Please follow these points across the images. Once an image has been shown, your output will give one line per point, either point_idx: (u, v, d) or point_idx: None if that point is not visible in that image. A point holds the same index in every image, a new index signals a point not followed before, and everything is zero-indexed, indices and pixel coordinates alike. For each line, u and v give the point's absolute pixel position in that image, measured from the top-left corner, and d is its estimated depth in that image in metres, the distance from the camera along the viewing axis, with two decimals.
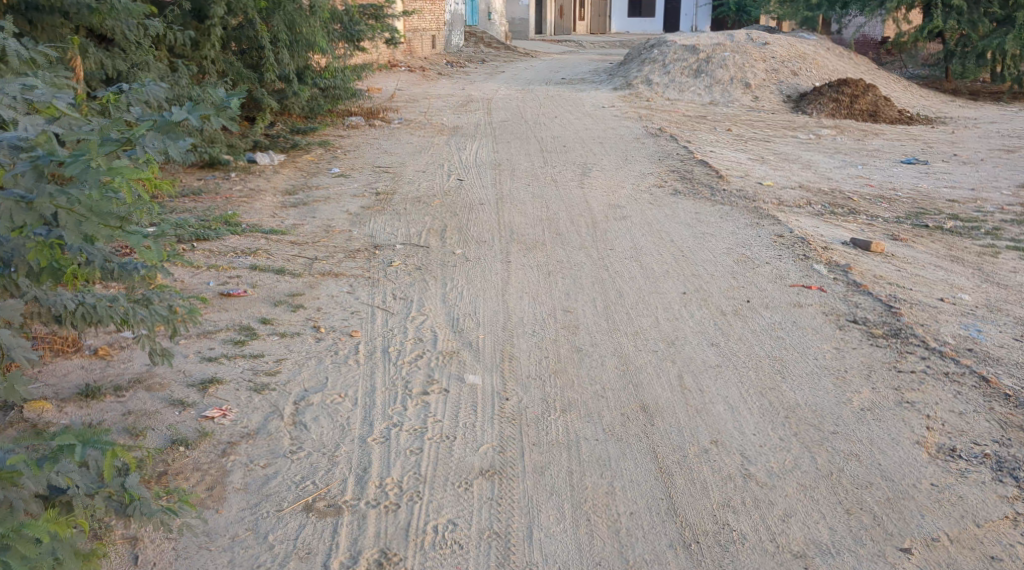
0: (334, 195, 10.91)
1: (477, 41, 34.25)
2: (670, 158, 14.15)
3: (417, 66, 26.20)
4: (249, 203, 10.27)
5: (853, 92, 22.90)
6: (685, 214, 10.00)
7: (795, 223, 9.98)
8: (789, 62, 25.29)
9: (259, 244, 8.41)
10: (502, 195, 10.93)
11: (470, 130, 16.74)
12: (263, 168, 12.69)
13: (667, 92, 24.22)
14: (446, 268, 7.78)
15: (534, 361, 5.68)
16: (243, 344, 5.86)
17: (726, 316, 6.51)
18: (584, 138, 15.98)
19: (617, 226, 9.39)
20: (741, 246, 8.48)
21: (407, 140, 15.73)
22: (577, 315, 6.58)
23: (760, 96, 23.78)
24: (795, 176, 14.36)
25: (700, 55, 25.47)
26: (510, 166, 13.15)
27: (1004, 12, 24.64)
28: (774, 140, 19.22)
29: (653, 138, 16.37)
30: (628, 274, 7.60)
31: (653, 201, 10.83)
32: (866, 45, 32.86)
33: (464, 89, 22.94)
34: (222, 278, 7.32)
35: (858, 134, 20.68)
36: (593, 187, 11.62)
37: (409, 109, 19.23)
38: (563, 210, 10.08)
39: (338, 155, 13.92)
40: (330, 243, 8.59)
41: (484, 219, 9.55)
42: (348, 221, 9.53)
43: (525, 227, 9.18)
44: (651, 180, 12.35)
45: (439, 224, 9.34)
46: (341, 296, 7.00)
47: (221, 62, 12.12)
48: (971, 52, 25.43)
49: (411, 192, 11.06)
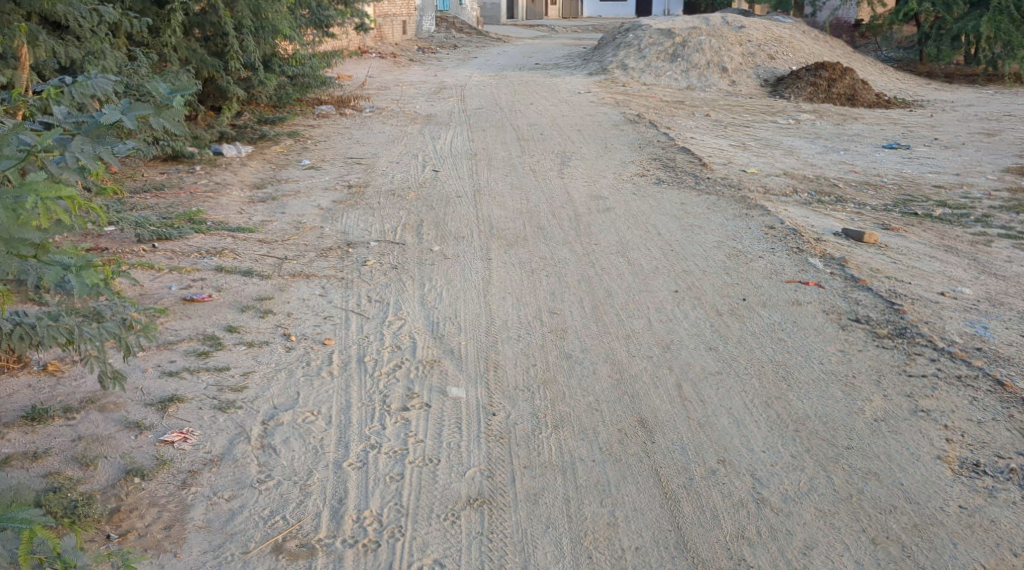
0: (304, 188, 10.45)
1: (449, 27, 33.69)
2: (650, 145, 13.79)
3: (388, 52, 25.64)
4: (215, 198, 9.78)
5: (831, 76, 22.65)
6: (670, 205, 9.65)
7: (784, 213, 9.66)
8: (766, 46, 25.00)
9: (225, 243, 7.95)
10: (480, 187, 10.52)
11: (444, 118, 16.28)
12: (230, 160, 12.19)
13: (643, 77, 23.86)
14: (424, 267, 7.37)
15: (522, 369, 5.30)
16: (206, 355, 5.42)
17: (722, 317, 6.16)
18: (562, 125, 15.59)
19: (601, 219, 9.02)
20: (731, 239, 8.14)
21: (380, 129, 15.26)
22: (564, 317, 6.21)
23: (737, 80, 23.48)
24: (778, 163, 14.06)
25: (676, 39, 25.09)
26: (487, 155, 12.74)
27: None
28: (753, 125, 18.92)
29: (632, 125, 16.00)
30: (616, 270, 7.24)
31: (637, 192, 10.47)
32: (840, 28, 32.65)
33: (436, 75, 22.44)
34: (185, 281, 6.86)
35: (837, 118, 20.43)
36: (574, 178, 11.24)
37: (381, 97, 18.74)
38: (544, 202, 9.70)
39: (308, 146, 13.43)
40: (301, 241, 8.15)
41: (462, 213, 9.14)
42: (319, 217, 9.09)
43: (505, 221, 8.79)
44: (633, 169, 11.99)
45: (416, 219, 8.93)
46: (312, 299, 6.57)
47: (184, 49, 11.58)
48: (946, 35, 25.28)
49: (385, 185, 10.62)
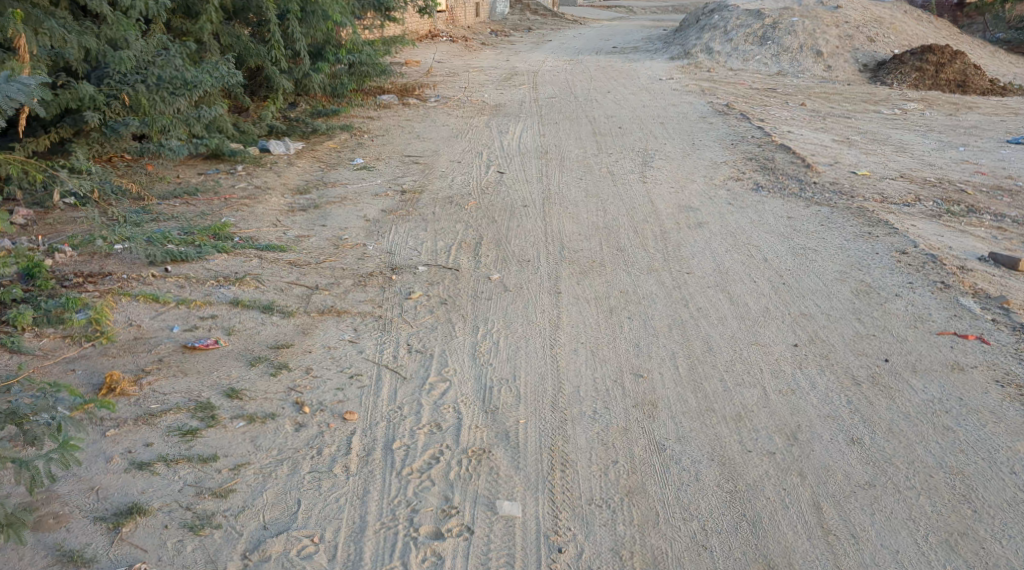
0: (352, 194, 9.30)
1: (524, 9, 32.37)
2: (743, 142, 12.28)
3: (459, 36, 24.42)
4: (251, 205, 8.69)
5: (938, 60, 20.61)
6: (774, 219, 8.22)
7: (912, 229, 8.12)
8: (864, 27, 22.96)
9: (250, 265, 6.78)
10: (550, 194, 9.22)
11: (513, 109, 15.00)
12: (277, 159, 11.13)
13: (729, 62, 22.18)
14: (479, 304, 6.10)
15: (599, 470, 4.03)
16: (193, 436, 4.22)
17: (861, 390, 4.73)
18: (642, 117, 14.15)
19: (690, 238, 7.64)
20: (855, 268, 6.68)
21: (444, 121, 14.02)
22: (653, 383, 4.83)
23: (833, 65, 21.56)
24: (890, 162, 12.40)
25: (766, 20, 23.25)
26: (559, 153, 11.44)
27: None
28: (853, 116, 17.17)
29: (721, 117, 14.46)
30: (716, 312, 5.85)
31: (733, 200, 9.07)
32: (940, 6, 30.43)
33: (508, 60, 21.11)
34: (191, 320, 5.67)
35: (949, 108, 18.44)
36: (658, 183, 9.85)
37: (448, 84, 17.53)
38: (624, 216, 8.34)
39: (364, 142, 12.31)
40: (337, 263, 6.97)
41: (528, 231, 7.88)
42: (363, 231, 7.91)
43: (578, 243, 7.49)
44: (726, 171, 10.53)
45: (474, 238, 7.70)
46: (338, 348, 5.31)
47: (226, 36, 10.54)
48: None
49: (443, 192, 9.41)
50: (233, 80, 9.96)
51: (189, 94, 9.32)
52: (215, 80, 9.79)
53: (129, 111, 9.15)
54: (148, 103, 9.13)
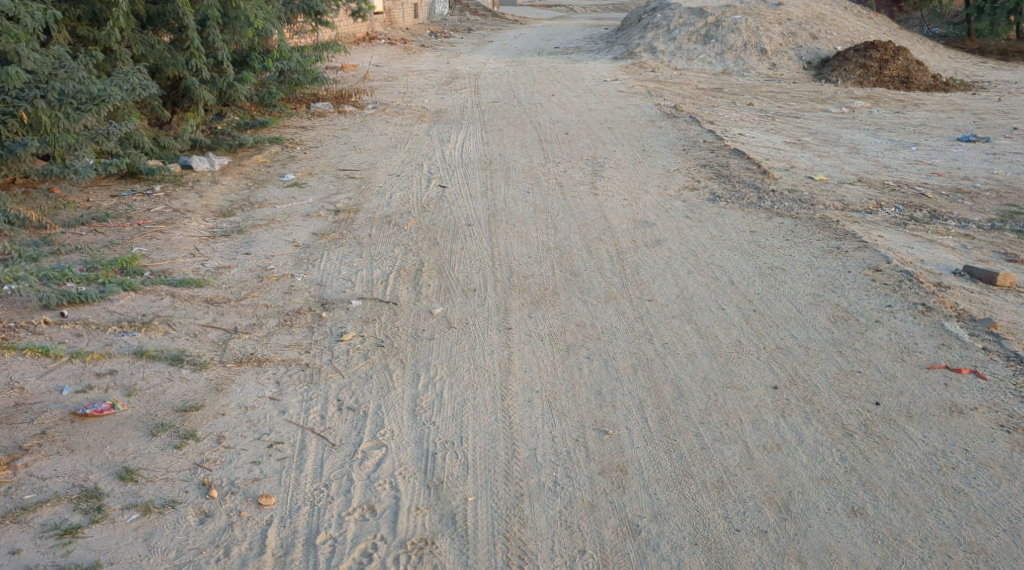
0: (281, 215, 8.57)
1: (463, 9, 31.74)
2: (695, 147, 11.78)
3: (398, 38, 23.67)
4: (167, 230, 7.92)
5: (882, 56, 20.41)
6: (735, 233, 7.70)
7: (880, 240, 7.67)
8: (807, 24, 22.72)
9: (159, 306, 6.03)
10: (495, 211, 8.59)
11: (455, 114, 14.34)
12: (201, 177, 10.33)
13: (673, 61, 21.77)
14: (419, 345, 5.42)
15: (563, 564, 3.66)
16: (71, 537, 3.71)
17: (854, 442, 4.21)
18: (589, 122, 13.60)
19: (649, 258, 7.06)
20: (827, 291, 6.18)
21: (382, 130, 13.30)
22: (620, 443, 4.26)
23: (778, 62, 21.26)
24: (846, 165, 12.00)
25: (709, 18, 22.89)
26: (503, 163, 10.82)
27: None
28: (802, 115, 16.84)
29: (671, 121, 13.96)
30: (684, 347, 5.28)
31: (691, 212, 8.55)
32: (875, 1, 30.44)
33: (449, 63, 20.43)
34: (85, 378, 4.89)
35: (896, 105, 18.24)
36: (611, 194, 9.28)
37: (386, 89, 16.79)
38: (576, 234, 7.75)
39: (295, 156, 11.58)
40: (260, 298, 6.25)
41: (473, 254, 7.24)
42: (291, 259, 7.20)
43: (528, 268, 6.87)
44: (680, 180, 10.00)
45: (414, 264, 7.04)
46: (256, 409, 4.58)
47: (138, 44, 9.71)
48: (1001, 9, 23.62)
49: (380, 210, 8.72)
50: (145, 92, 9.18)
51: (97, 108, 8.53)
52: (125, 93, 8.99)
53: (28, 129, 8.34)
54: (50, 121, 8.33)
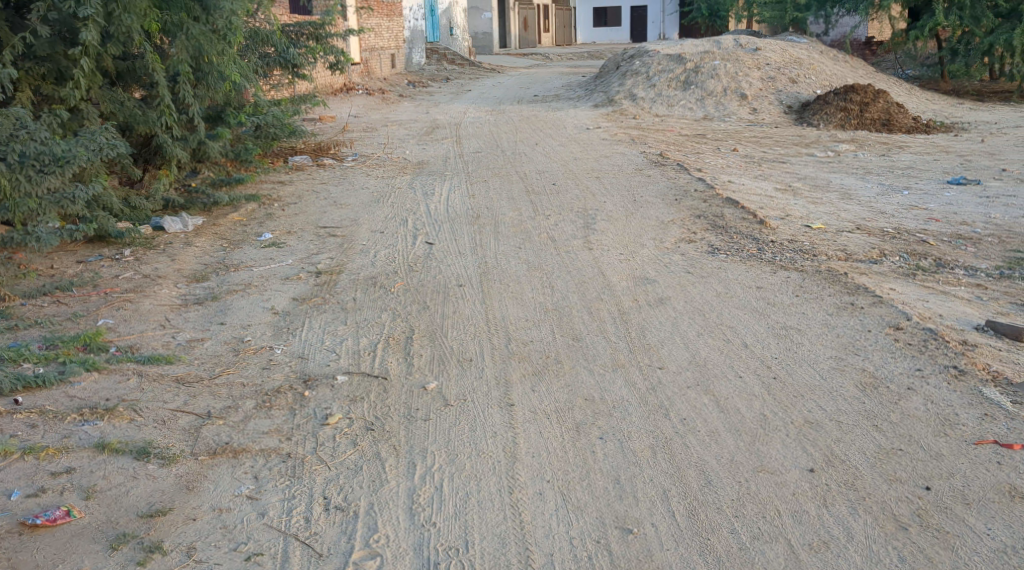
0: (258, 279, 8.08)
1: (441, 59, 31.64)
2: (686, 196, 11.43)
3: (376, 89, 23.42)
4: (136, 299, 7.41)
5: (863, 99, 20.31)
6: (742, 289, 7.29)
7: (894, 294, 7.28)
8: (786, 68, 22.65)
9: (125, 388, 5.50)
10: (486, 269, 8.14)
11: (437, 166, 13.96)
12: (173, 239, 9.82)
13: (654, 107, 21.60)
14: (413, 428, 4.88)
15: None
16: None
17: (911, 538, 3.86)
18: (575, 171, 13.26)
19: (653, 319, 6.61)
20: (850, 353, 5.75)
21: (363, 183, 12.88)
22: (647, 544, 3.89)
23: (759, 107, 21.14)
24: (841, 211, 11.67)
25: (688, 64, 22.81)
26: (490, 217, 10.41)
27: (1009, 6, 22.39)
28: (788, 160, 16.61)
29: (658, 169, 13.64)
30: (705, 424, 4.81)
31: (692, 267, 8.14)
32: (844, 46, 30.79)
33: (428, 113, 20.13)
34: (37, 479, 4.37)
35: (880, 148, 18.06)
36: (605, 249, 8.86)
37: (365, 140, 16.42)
38: (573, 294, 7.30)
39: (273, 213, 11.11)
40: (236, 376, 5.72)
41: (465, 318, 6.77)
42: (270, 328, 6.69)
43: (525, 333, 6.41)
44: (676, 231, 9.62)
45: (403, 331, 6.55)
46: (231, 511, 4.14)
47: (106, 102, 9.27)
48: (972, 49, 23.37)
49: (363, 271, 8.25)
50: (113, 151, 8.73)
51: (61, 170, 8.10)
52: (92, 153, 8.53)
53: None
54: (11, 185, 7.89)
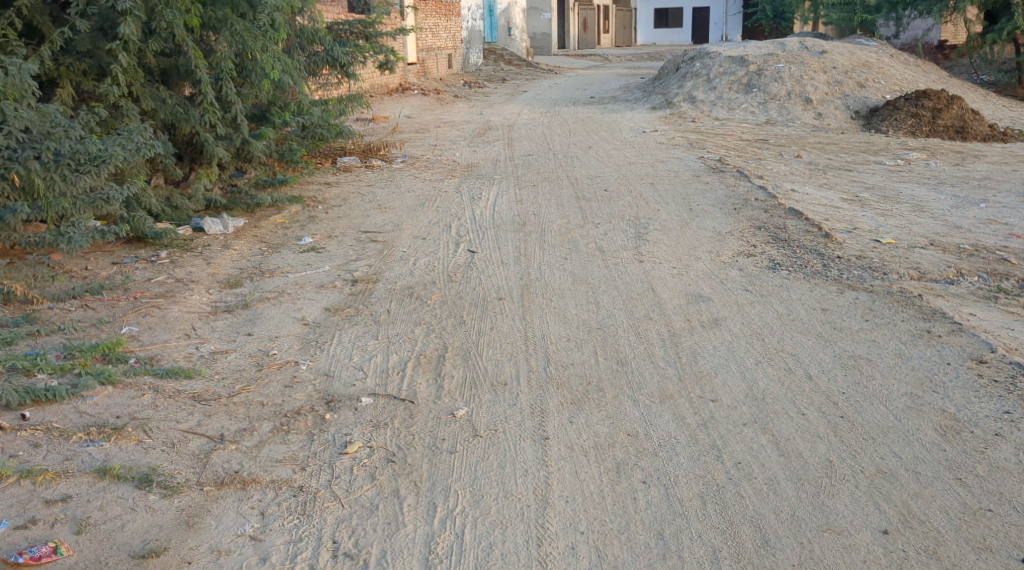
0: (293, 286, 7.75)
1: (498, 59, 31.27)
2: (746, 205, 10.84)
3: (431, 89, 23.12)
4: (165, 305, 7.12)
5: (934, 106, 19.39)
6: (805, 311, 6.74)
7: (974, 320, 6.66)
8: (854, 72, 21.76)
9: (138, 404, 5.17)
10: (529, 281, 7.70)
11: (487, 169, 13.56)
12: (211, 240, 9.56)
13: (715, 111, 20.93)
14: (438, 461, 4.46)
15: None
16: None
17: None
18: (630, 177, 12.76)
19: (706, 343, 6.11)
20: (926, 390, 5.20)
21: (410, 186, 12.52)
22: None
23: (824, 112, 20.33)
24: (912, 225, 10.97)
25: (750, 67, 22.09)
26: (539, 224, 9.97)
27: None
28: (855, 168, 15.87)
29: (717, 175, 13.06)
30: (762, 469, 4.32)
31: (751, 283, 7.60)
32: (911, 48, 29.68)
33: (482, 114, 19.75)
34: (30, 508, 4.06)
35: (954, 156, 17.18)
36: (658, 261, 8.35)
37: (416, 141, 16.10)
38: (621, 311, 6.82)
39: (316, 215, 10.82)
40: (256, 394, 5.36)
41: (505, 336, 6.34)
42: (298, 342, 6.34)
43: (566, 355, 5.96)
44: (734, 244, 9.07)
45: (437, 349, 6.15)
46: (231, 555, 3.83)
47: (148, 99, 9.02)
48: None
49: (401, 280, 7.87)
50: (152, 151, 8.48)
51: (96, 169, 7.85)
52: (129, 152, 8.28)
53: (22, 194, 7.68)
54: (44, 184, 7.64)
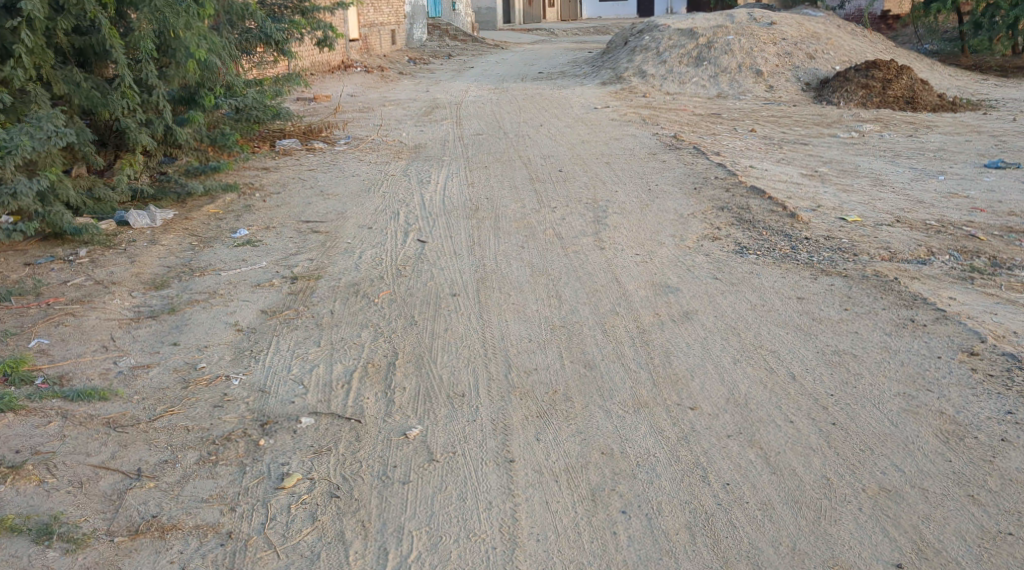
0: (226, 285, 7.09)
1: (442, 35, 30.49)
2: (706, 184, 10.39)
3: (374, 67, 22.33)
4: (81, 313, 6.43)
5: (885, 76, 19.15)
6: (780, 300, 6.30)
7: (956, 304, 6.28)
8: (803, 43, 21.45)
9: (43, 434, 4.52)
10: (484, 274, 7.15)
11: (435, 150, 12.94)
12: (137, 235, 8.83)
13: (665, 85, 20.48)
14: (388, 496, 3.97)
15: None
16: None
17: None
18: (583, 156, 12.26)
19: (679, 340, 5.63)
20: (922, 389, 4.78)
21: (353, 170, 11.86)
22: None
23: (775, 85, 20.01)
24: (875, 200, 10.64)
25: (700, 39, 21.66)
26: (491, 208, 9.42)
27: None
28: (810, 141, 15.56)
29: (673, 153, 12.61)
30: (756, 493, 3.93)
31: (720, 270, 7.15)
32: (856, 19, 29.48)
33: (428, 91, 19.05)
34: None
35: (907, 127, 16.96)
36: (619, 248, 7.86)
37: (360, 122, 15.39)
38: (584, 306, 6.31)
39: (253, 205, 10.11)
40: (180, 417, 4.74)
41: (460, 338, 5.79)
42: (230, 351, 5.70)
43: (528, 359, 5.43)
44: (698, 226, 8.62)
45: (386, 355, 5.57)
46: None
47: (60, 82, 8.24)
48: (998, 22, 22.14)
49: (345, 276, 7.25)
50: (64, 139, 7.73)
51: (1, 161, 7.41)
52: (38, 142, 7.56)
53: None
54: None
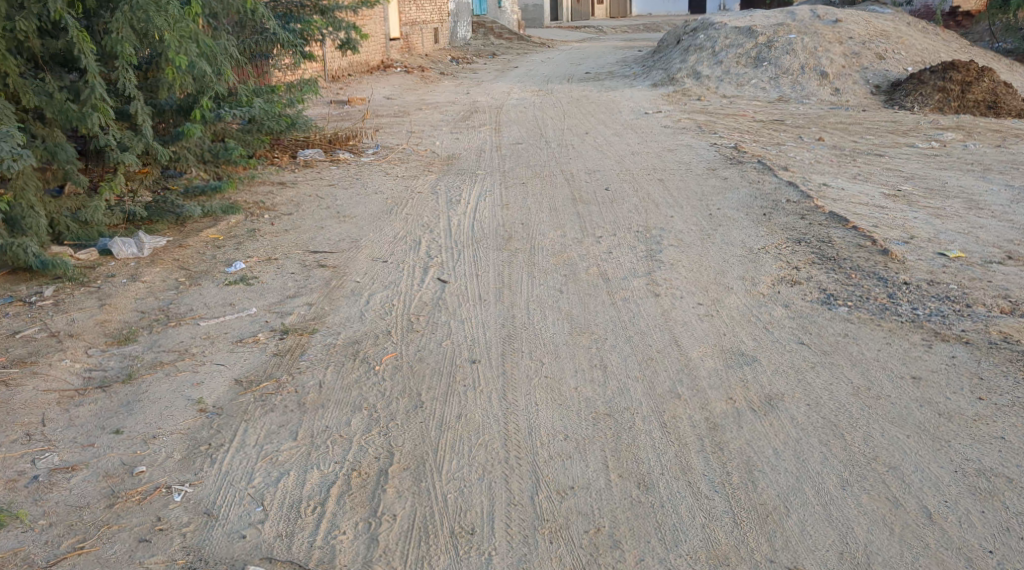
0: (201, 341, 5.85)
1: (488, 33, 29.24)
2: (777, 209, 8.97)
3: (414, 67, 21.14)
4: (17, 379, 5.28)
5: (964, 78, 17.29)
6: (896, 381, 4.86)
7: None
8: (872, 42, 19.70)
9: None
10: (512, 330, 5.83)
11: (469, 162, 11.64)
12: (118, 269, 7.63)
13: (722, 87, 18.99)
14: None
15: None
16: None
17: None
18: (634, 171, 10.88)
19: (764, 444, 4.25)
20: None
21: (378, 185, 10.59)
22: None
23: (842, 87, 18.36)
24: (975, 229, 9.08)
25: (759, 38, 20.11)
26: (526, 237, 8.09)
27: None
28: (885, 153, 13.99)
29: (735, 168, 11.18)
30: None
31: (805, 329, 5.76)
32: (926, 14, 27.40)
33: (468, 94, 17.79)
34: None
35: (993, 136, 15.21)
36: (679, 294, 6.50)
37: (392, 128, 14.14)
38: (637, 384, 4.96)
39: (258, 229, 8.86)
40: (91, 559, 3.76)
41: (476, 432, 4.47)
42: (181, 445, 4.45)
43: (563, 470, 4.13)
44: (773, 265, 7.22)
45: (378, 458, 4.26)
46: None
47: (25, 90, 7.04)
48: None
49: (346, 329, 5.99)
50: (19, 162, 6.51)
51: None
52: None
53: None
54: None
